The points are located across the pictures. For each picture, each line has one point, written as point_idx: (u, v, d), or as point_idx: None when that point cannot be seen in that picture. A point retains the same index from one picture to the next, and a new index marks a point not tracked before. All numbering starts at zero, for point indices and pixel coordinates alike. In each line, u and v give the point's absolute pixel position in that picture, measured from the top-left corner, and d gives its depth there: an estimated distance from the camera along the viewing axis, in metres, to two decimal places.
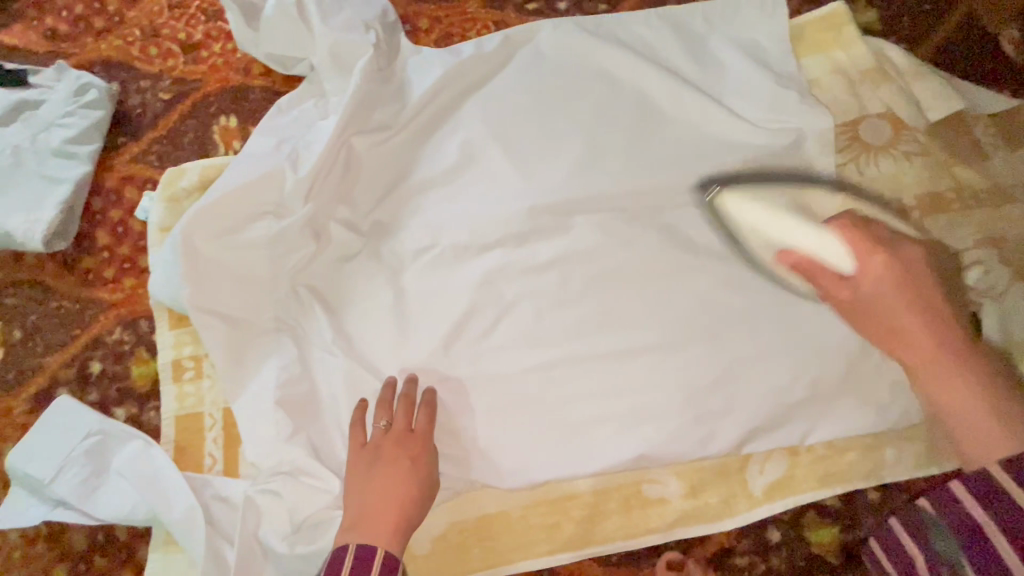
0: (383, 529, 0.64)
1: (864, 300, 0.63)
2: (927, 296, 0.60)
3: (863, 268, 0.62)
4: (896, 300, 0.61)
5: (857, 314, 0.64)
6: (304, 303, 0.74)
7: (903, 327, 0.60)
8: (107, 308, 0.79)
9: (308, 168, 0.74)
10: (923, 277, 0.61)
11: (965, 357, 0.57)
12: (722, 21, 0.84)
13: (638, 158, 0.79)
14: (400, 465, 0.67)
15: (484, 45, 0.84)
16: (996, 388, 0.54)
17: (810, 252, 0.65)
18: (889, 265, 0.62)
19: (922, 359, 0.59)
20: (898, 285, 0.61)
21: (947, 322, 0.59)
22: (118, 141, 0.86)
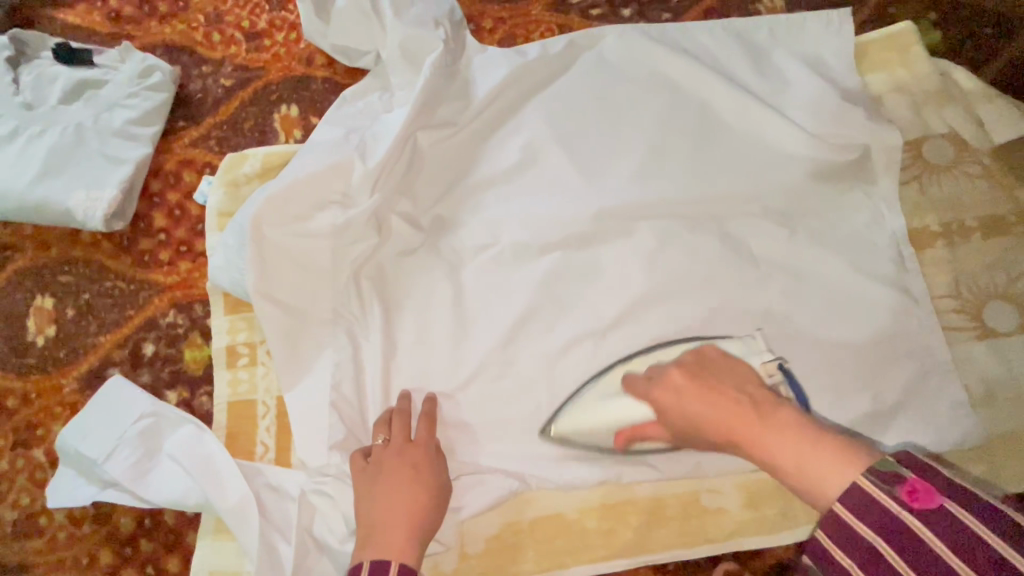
0: (399, 539, 0.59)
1: (681, 424, 0.62)
2: (722, 387, 0.60)
3: (663, 385, 0.64)
4: (697, 406, 0.60)
5: (689, 433, 0.63)
6: (363, 295, 0.74)
7: (717, 425, 0.59)
8: (161, 290, 0.79)
9: (376, 160, 0.74)
10: (720, 370, 0.63)
11: (767, 419, 0.56)
12: (787, 35, 0.84)
13: (701, 167, 0.79)
14: (407, 473, 0.64)
15: (549, 46, 0.84)
16: (807, 431, 0.54)
17: (641, 394, 0.66)
18: (687, 375, 0.63)
19: (745, 440, 0.57)
20: (688, 391, 0.61)
21: (732, 397, 0.59)
22: (178, 124, 0.86)
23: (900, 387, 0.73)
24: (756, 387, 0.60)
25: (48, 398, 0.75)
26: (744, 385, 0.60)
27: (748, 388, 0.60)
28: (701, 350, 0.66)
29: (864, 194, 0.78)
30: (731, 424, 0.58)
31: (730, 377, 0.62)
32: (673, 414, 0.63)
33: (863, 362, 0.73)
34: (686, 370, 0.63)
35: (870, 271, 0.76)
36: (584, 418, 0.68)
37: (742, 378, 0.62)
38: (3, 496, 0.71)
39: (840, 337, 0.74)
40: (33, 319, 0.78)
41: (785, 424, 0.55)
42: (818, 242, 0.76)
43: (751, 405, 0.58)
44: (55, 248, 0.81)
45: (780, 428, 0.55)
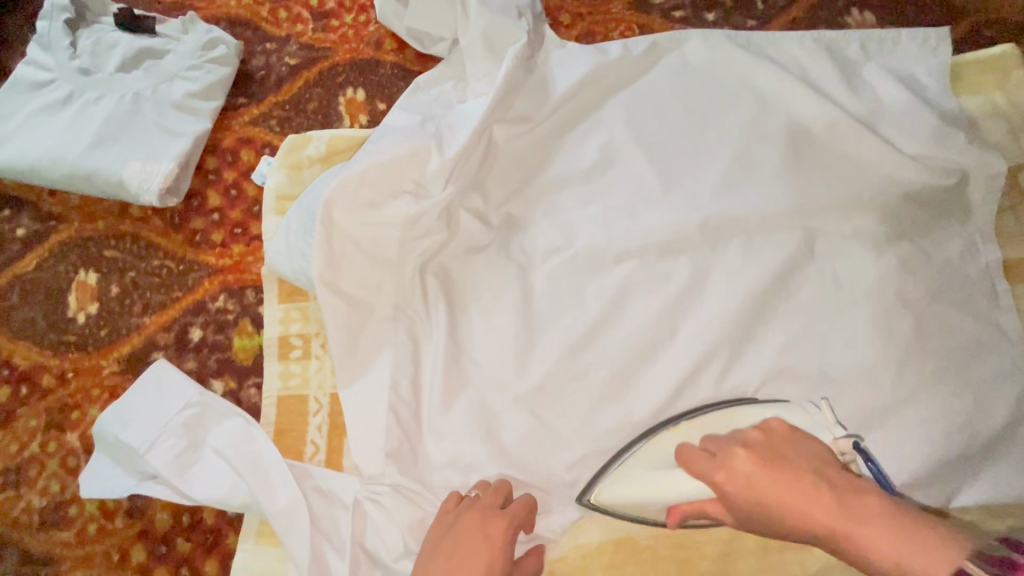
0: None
1: (753, 509, 0.54)
2: (797, 467, 0.53)
3: (725, 463, 0.56)
4: (774, 488, 0.53)
5: (758, 517, 0.54)
6: (429, 293, 0.70)
7: (799, 512, 0.51)
8: (212, 273, 0.74)
9: (454, 151, 0.70)
10: (789, 448, 0.56)
11: (854, 505, 0.49)
12: (880, 50, 0.81)
13: (790, 181, 0.75)
14: (479, 545, 0.57)
15: (632, 46, 0.80)
16: (903, 520, 0.47)
17: (698, 472, 0.58)
18: (754, 459, 0.55)
19: (833, 532, 0.49)
20: (759, 472, 0.54)
21: (810, 479, 0.52)
22: (238, 101, 0.82)
23: (995, 427, 0.69)
24: (832, 467, 0.53)
25: (85, 380, 0.71)
26: (820, 466, 0.53)
27: (826, 472, 0.53)
28: (766, 424, 0.59)
29: (958, 223, 0.74)
30: (813, 513, 0.50)
31: (802, 455, 0.55)
32: (733, 500, 0.55)
33: (958, 399, 0.69)
34: (750, 449, 0.56)
35: (964, 303, 0.72)
36: (625, 492, 0.64)
37: (816, 456, 0.55)
38: (32, 482, 0.67)
39: (935, 368, 0.69)
40: (74, 295, 0.74)
41: (879, 513, 0.48)
42: (914, 267, 0.71)
43: (835, 491, 0.50)
44: (100, 222, 0.77)
45: (875, 516, 0.48)
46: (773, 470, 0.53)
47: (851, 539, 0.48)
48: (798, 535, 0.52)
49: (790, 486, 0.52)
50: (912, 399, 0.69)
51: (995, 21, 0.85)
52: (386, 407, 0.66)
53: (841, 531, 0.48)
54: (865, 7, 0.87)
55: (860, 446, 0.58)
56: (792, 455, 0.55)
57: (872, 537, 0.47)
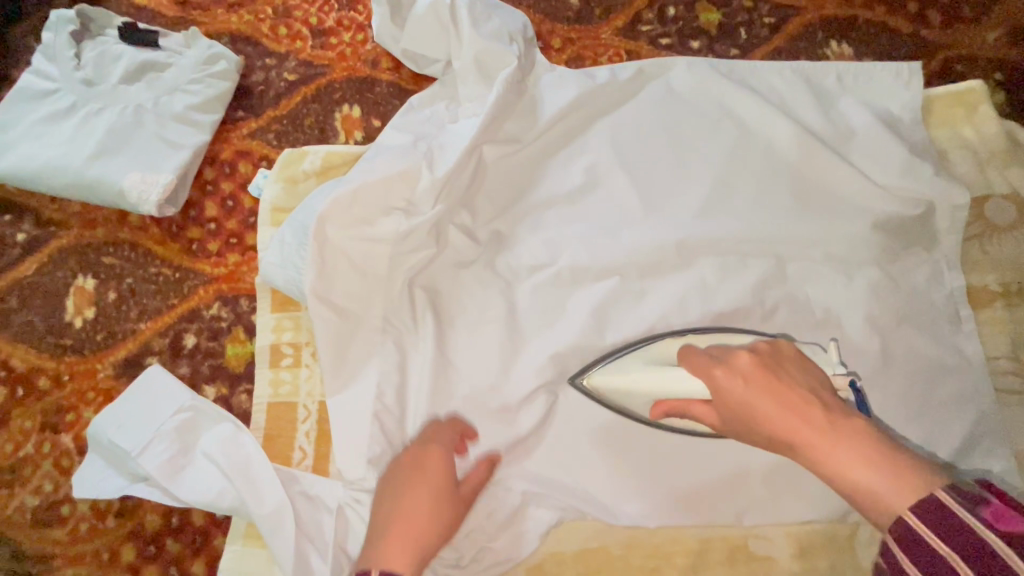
0: (398, 549, 0.51)
1: (736, 412, 0.55)
2: (792, 381, 0.54)
3: (725, 365, 0.57)
4: (764, 396, 0.53)
5: (738, 421, 0.56)
6: (417, 306, 0.72)
7: (778, 420, 0.52)
8: (207, 281, 0.77)
9: (444, 169, 0.73)
10: (789, 364, 0.56)
11: (839, 424, 0.50)
12: (855, 82, 0.84)
13: (765, 206, 0.78)
14: (425, 478, 0.57)
15: (618, 72, 0.84)
16: (886, 447, 0.48)
17: (697, 367, 0.60)
18: (757, 364, 0.55)
19: (810, 443, 0.50)
20: (757, 381, 0.54)
21: (803, 396, 0.52)
22: (237, 115, 0.85)
23: (953, 446, 0.72)
24: (827, 390, 0.53)
25: (80, 383, 0.73)
26: (815, 384, 0.54)
27: (820, 391, 0.53)
28: (776, 343, 0.59)
29: (925, 250, 0.78)
30: (797, 424, 0.51)
31: (799, 374, 0.55)
32: (725, 398, 0.56)
33: (917, 420, 0.72)
34: (755, 358, 0.56)
35: (927, 327, 0.75)
36: (626, 383, 0.65)
37: (812, 377, 0.55)
38: (27, 481, 0.69)
39: (897, 388, 0.73)
40: (72, 299, 0.76)
41: (860, 434, 0.49)
42: (879, 292, 0.75)
43: (825, 408, 0.51)
44: (100, 229, 0.79)
45: (857, 435, 0.49)
46: (786, 386, 0.53)
47: (836, 455, 0.48)
48: (778, 439, 0.53)
49: (788, 393, 0.53)
50: (875, 417, 0.72)
51: (966, 57, 0.89)
52: (371, 416, 0.69)
53: (825, 441, 0.49)
54: (843, 40, 0.91)
55: (857, 385, 0.60)
56: (796, 375, 0.55)
57: (854, 454, 0.48)
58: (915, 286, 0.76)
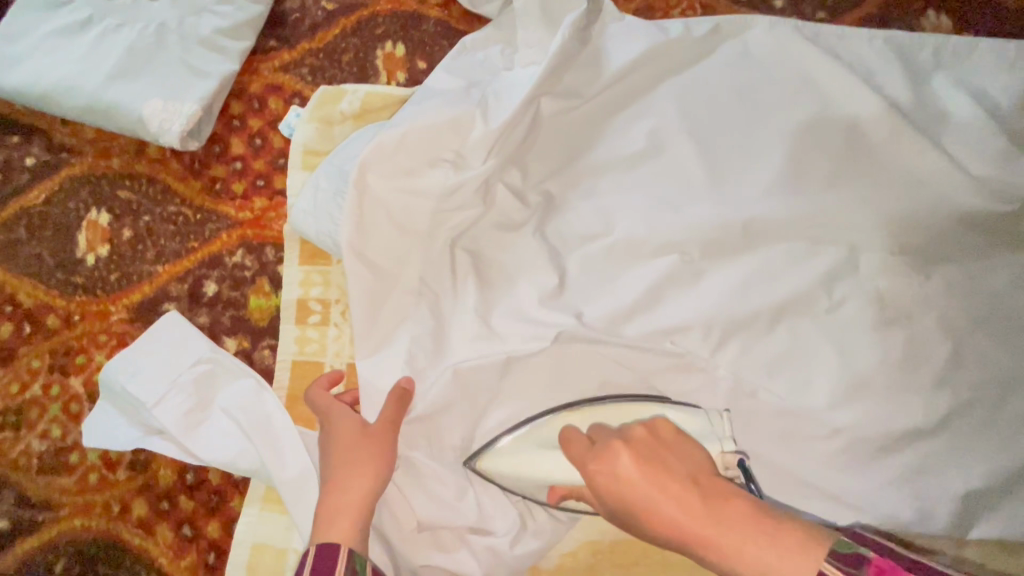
0: (337, 513, 0.56)
1: (619, 508, 0.50)
2: (676, 468, 0.50)
3: (609, 457, 0.52)
4: (648, 490, 0.48)
5: (624, 512, 0.51)
6: (459, 266, 0.67)
7: (665, 514, 0.47)
8: (230, 225, 0.71)
9: (499, 120, 0.65)
10: (666, 448, 0.52)
11: (731, 516, 0.46)
12: (952, 59, 0.77)
13: (841, 190, 0.72)
14: (348, 444, 0.59)
15: (692, 28, 0.76)
16: (766, 521, 0.45)
17: (579, 460, 0.54)
18: (634, 455, 0.51)
19: (696, 535, 0.46)
20: (636, 467, 0.50)
21: (681, 479, 0.49)
22: (269, 44, 0.77)
23: (1019, 463, 0.68)
24: (708, 472, 0.49)
25: (91, 325, 0.68)
26: (696, 470, 0.50)
27: (701, 475, 0.49)
28: (653, 424, 0.55)
29: (1010, 252, 0.72)
30: (686, 517, 0.47)
31: (679, 451, 0.52)
32: (606, 493, 0.51)
33: (981, 432, 0.68)
34: (631, 437, 0.53)
35: (1003, 334, 0.69)
36: (514, 472, 0.61)
37: (691, 458, 0.51)
38: (33, 423, 0.65)
39: (965, 396, 0.68)
40: (84, 234, 0.70)
41: (751, 520, 0.45)
42: (953, 293, 0.70)
43: (703, 492, 0.48)
44: (115, 159, 0.73)
45: (737, 521, 0.45)
46: (678, 471, 0.49)
47: (728, 535, 0.45)
48: (664, 539, 0.48)
49: (695, 486, 0.48)
50: (940, 426, 0.67)
51: None
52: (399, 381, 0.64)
53: (710, 523, 0.45)
54: (941, 10, 0.82)
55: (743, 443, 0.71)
56: (680, 458, 0.51)
57: (746, 529, 0.45)
58: (998, 287, 0.70)
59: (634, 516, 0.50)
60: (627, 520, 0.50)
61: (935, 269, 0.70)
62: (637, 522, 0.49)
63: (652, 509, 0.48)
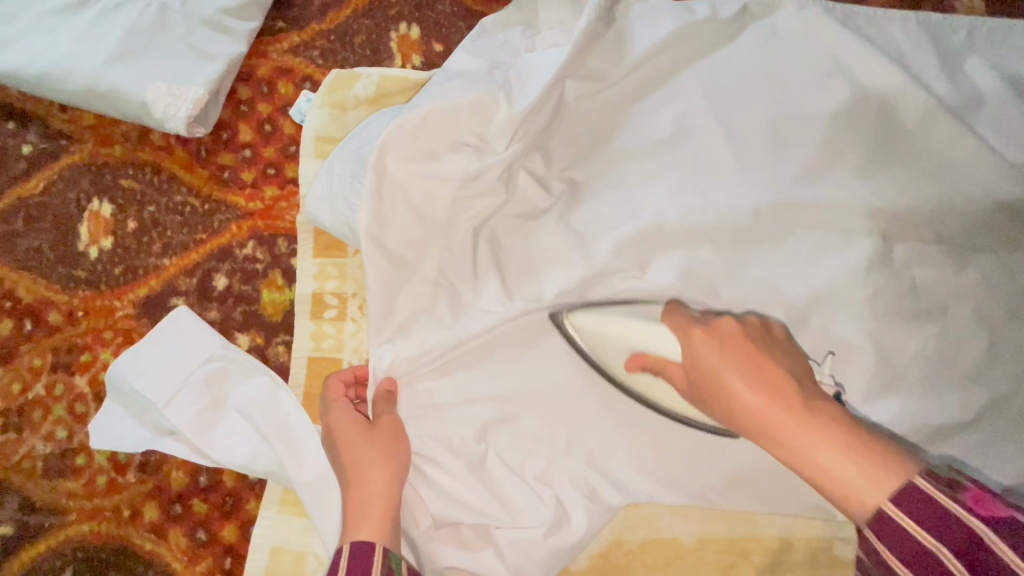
0: (361, 514, 0.53)
1: (705, 380, 0.52)
2: (770, 363, 0.50)
3: (708, 328, 0.53)
4: (729, 367, 0.50)
5: (706, 392, 0.52)
6: (480, 256, 0.64)
7: (745, 397, 0.49)
8: (240, 216, 0.67)
9: (525, 103, 0.61)
10: (773, 348, 0.53)
11: (818, 415, 0.46)
12: (987, 42, 0.74)
13: (875, 178, 0.69)
14: (352, 445, 0.56)
15: (719, 9, 0.73)
16: (854, 432, 0.45)
17: (676, 326, 0.56)
18: (720, 343, 0.52)
19: (777, 425, 0.47)
20: (733, 345, 0.51)
21: (783, 376, 0.49)
22: (277, 25, 0.73)
23: None
24: (807, 379, 0.50)
25: (96, 321, 0.64)
26: (799, 369, 0.51)
27: (800, 379, 0.50)
28: (767, 326, 0.58)
29: None
30: (766, 405, 0.48)
31: (779, 356, 0.52)
32: (699, 365, 0.52)
33: (1015, 425, 0.66)
34: (742, 327, 0.53)
35: None
36: (595, 322, 0.62)
37: (795, 365, 0.52)
38: (37, 425, 0.62)
39: (999, 389, 0.66)
40: (87, 226, 0.67)
41: (836, 424, 0.46)
42: (987, 283, 0.68)
43: (798, 392, 0.48)
44: (118, 147, 0.69)
45: (827, 427, 0.45)
46: (778, 370, 0.50)
47: (810, 435, 0.45)
48: (744, 419, 0.49)
49: (793, 386, 0.49)
50: (972, 420, 0.66)
51: None
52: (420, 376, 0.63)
53: (800, 425, 0.46)
54: None
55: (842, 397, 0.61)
56: (781, 358, 0.52)
57: (835, 438, 0.45)
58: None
59: (707, 393, 0.52)
60: (706, 392, 0.52)
61: (969, 260, 0.68)
62: (712, 400, 0.52)
63: (736, 375, 0.50)
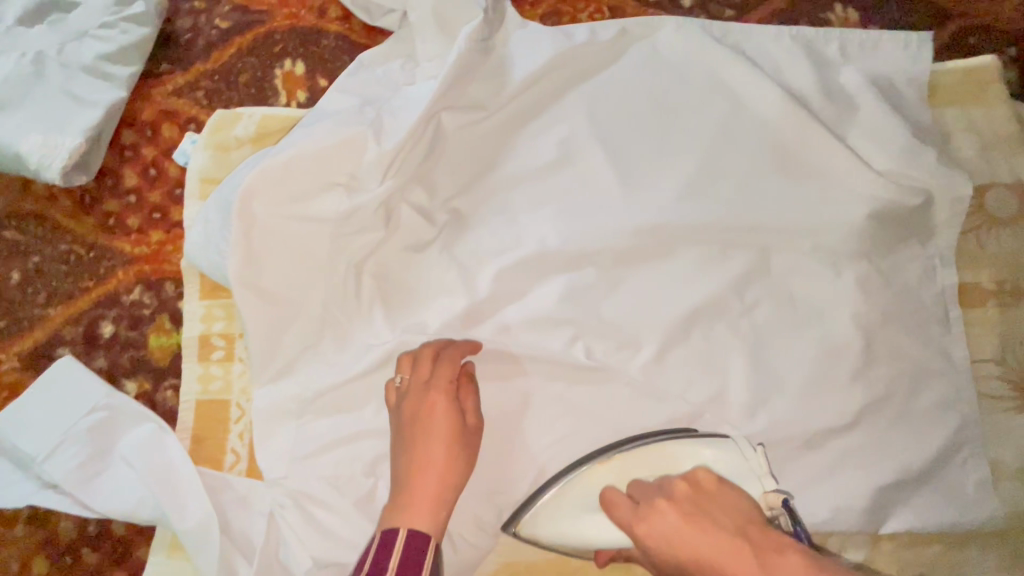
0: (421, 502, 0.55)
1: (668, 560, 0.48)
2: (722, 522, 0.47)
3: (647, 514, 0.52)
4: (688, 535, 0.47)
5: (687, 574, 0.47)
6: (364, 292, 0.65)
7: (716, 569, 0.44)
8: (126, 262, 0.68)
9: (393, 141, 0.64)
10: (717, 503, 0.50)
11: (774, 574, 0.42)
12: (859, 52, 0.76)
13: (754, 191, 0.71)
14: (437, 423, 0.58)
15: (598, 32, 0.74)
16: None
17: (624, 524, 0.54)
18: (678, 510, 0.50)
19: None
20: (687, 518, 0.49)
21: (737, 537, 0.46)
22: (161, 67, 0.74)
23: (929, 455, 0.68)
24: (757, 525, 0.47)
25: None
26: (744, 522, 0.47)
27: (749, 529, 0.46)
28: (693, 476, 0.54)
29: (919, 245, 0.72)
30: (725, 570, 0.44)
31: (723, 507, 0.49)
32: (661, 555, 0.49)
33: (893, 427, 0.68)
34: (674, 496, 0.52)
35: (912, 328, 0.69)
36: (558, 522, 0.61)
37: (741, 510, 0.49)
38: None
39: (877, 392, 0.68)
40: None
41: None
42: (865, 288, 0.69)
43: (757, 546, 0.44)
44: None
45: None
46: (728, 525, 0.47)
47: None
48: None
49: (751, 537, 0.45)
50: (852, 424, 0.68)
51: (983, 27, 0.81)
52: (300, 413, 0.62)
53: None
54: (849, 3, 0.82)
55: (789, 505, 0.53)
56: (739, 510, 0.49)
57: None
58: (908, 281, 0.70)
59: (690, 514, 0.49)
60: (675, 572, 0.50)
61: (847, 266, 0.70)
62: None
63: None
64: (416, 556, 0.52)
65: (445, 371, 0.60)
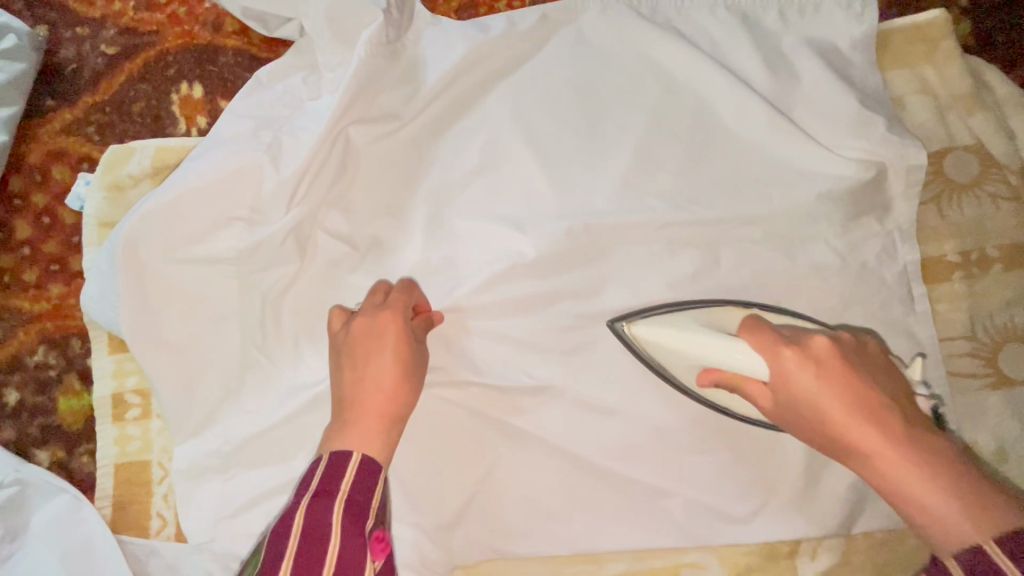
0: (368, 425, 0.50)
1: (798, 399, 0.47)
2: (870, 387, 0.47)
3: (799, 344, 0.49)
4: (825, 394, 0.46)
5: (796, 414, 0.49)
6: (282, 332, 0.60)
7: (837, 418, 0.46)
8: (26, 321, 0.65)
9: (294, 167, 0.60)
10: (869, 361, 0.49)
11: (921, 450, 0.44)
12: (802, 17, 0.69)
13: (697, 179, 0.66)
14: (382, 344, 0.53)
15: (516, 21, 0.67)
16: (962, 473, 0.43)
17: (762, 345, 0.50)
18: (829, 343, 0.49)
19: (869, 448, 0.45)
20: (829, 365, 0.47)
21: (884, 402, 0.46)
22: (45, 103, 0.68)
23: None
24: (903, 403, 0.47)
25: None
26: (894, 391, 0.48)
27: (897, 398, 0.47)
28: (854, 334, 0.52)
29: (877, 222, 0.67)
30: (853, 422, 0.46)
31: (881, 378, 0.49)
32: (793, 389, 0.48)
33: None
34: (834, 341, 0.49)
35: (873, 312, 0.65)
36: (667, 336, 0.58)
37: (890, 383, 0.49)
38: None
39: None
40: None
41: (932, 457, 0.44)
42: (819, 275, 0.65)
43: (895, 419, 0.45)
44: None
45: (922, 457, 0.43)
46: (887, 393, 0.47)
47: (915, 465, 0.43)
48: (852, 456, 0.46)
49: (886, 409, 0.46)
50: None
51: None
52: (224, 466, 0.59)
53: (904, 452, 0.44)
54: None
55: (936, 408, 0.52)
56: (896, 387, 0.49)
57: (937, 467, 0.43)
58: (867, 261, 0.66)
59: (839, 358, 0.48)
60: (787, 399, 0.49)
61: (798, 253, 0.65)
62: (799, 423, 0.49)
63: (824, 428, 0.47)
64: (367, 480, 0.46)
65: (399, 296, 0.57)
